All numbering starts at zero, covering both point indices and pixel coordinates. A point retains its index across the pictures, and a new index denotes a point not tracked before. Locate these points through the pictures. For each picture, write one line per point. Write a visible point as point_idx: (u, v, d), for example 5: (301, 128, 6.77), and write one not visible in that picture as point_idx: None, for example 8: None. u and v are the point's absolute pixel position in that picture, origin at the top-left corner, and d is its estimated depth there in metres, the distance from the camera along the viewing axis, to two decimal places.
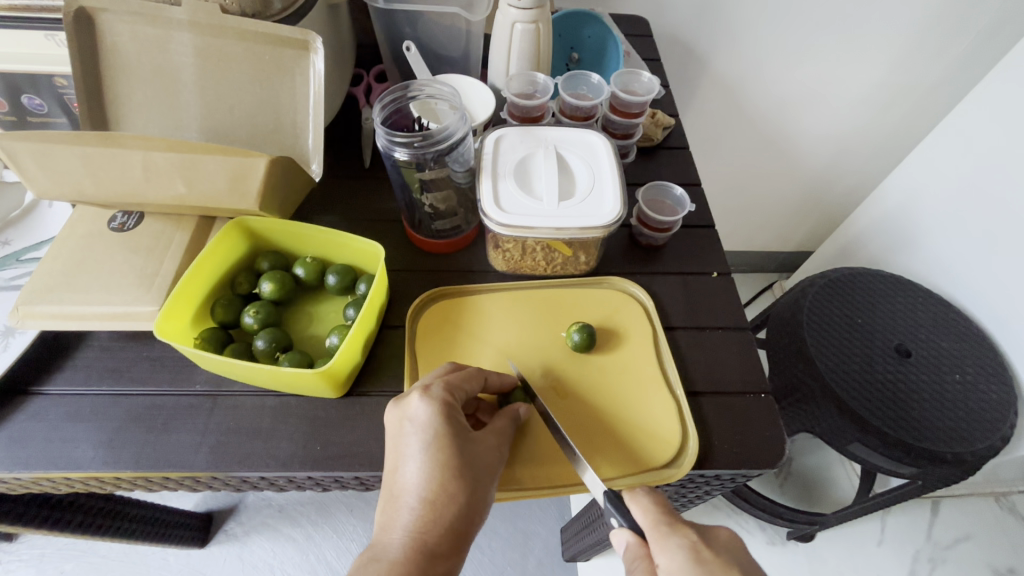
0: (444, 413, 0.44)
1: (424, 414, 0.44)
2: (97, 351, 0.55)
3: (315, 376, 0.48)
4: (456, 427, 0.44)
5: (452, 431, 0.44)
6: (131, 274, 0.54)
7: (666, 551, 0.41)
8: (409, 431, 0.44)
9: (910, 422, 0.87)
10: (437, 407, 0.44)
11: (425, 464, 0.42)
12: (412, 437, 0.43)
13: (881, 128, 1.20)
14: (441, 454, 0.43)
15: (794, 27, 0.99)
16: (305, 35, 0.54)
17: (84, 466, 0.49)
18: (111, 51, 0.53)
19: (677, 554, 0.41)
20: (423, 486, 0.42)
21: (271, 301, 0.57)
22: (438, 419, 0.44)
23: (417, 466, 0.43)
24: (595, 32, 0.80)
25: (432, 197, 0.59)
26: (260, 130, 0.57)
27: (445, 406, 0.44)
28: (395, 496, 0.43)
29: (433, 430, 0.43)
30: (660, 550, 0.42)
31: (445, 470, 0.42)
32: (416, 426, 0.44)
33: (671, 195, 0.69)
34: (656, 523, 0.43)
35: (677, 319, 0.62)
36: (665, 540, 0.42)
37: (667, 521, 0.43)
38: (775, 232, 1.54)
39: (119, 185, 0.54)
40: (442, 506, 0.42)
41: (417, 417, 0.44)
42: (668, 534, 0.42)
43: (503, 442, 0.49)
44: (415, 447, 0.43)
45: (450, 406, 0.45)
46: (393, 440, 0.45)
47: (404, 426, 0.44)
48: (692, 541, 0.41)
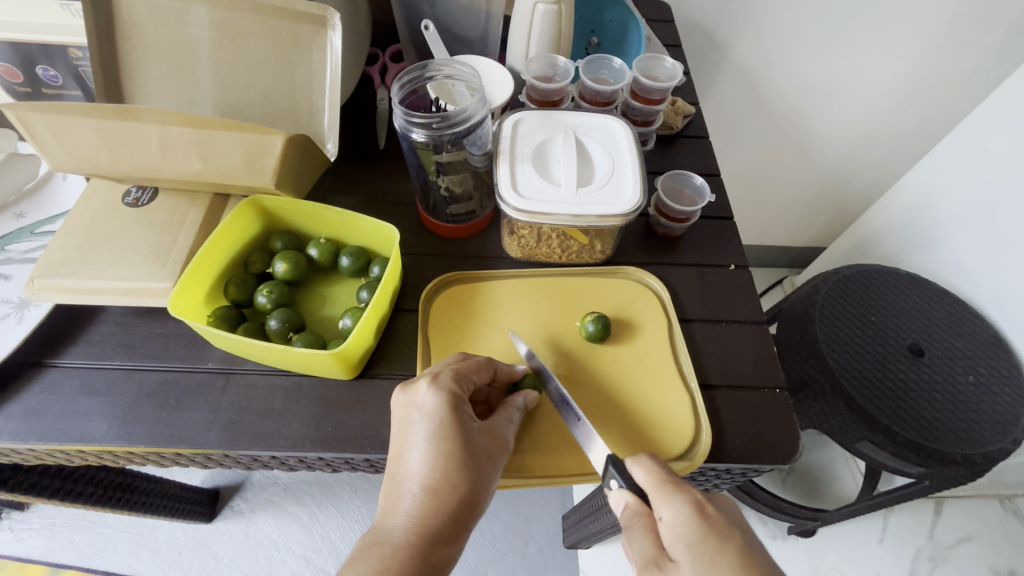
0: (452, 404, 0.43)
1: (430, 403, 0.43)
2: (111, 326, 0.55)
3: (328, 357, 0.48)
4: (462, 418, 0.44)
5: (458, 422, 0.43)
6: (145, 250, 0.54)
7: (669, 506, 0.41)
8: (415, 419, 0.43)
9: (923, 422, 0.86)
10: (444, 397, 0.43)
11: (430, 452, 0.42)
12: (418, 426, 0.43)
13: (903, 124, 1.17)
14: (446, 445, 0.42)
15: (820, 15, 0.96)
16: (323, 10, 0.53)
17: (97, 440, 0.49)
18: (127, 23, 0.53)
19: (681, 509, 0.40)
20: (426, 475, 0.42)
21: (284, 282, 0.56)
22: (445, 409, 0.43)
23: (421, 455, 0.42)
24: (616, 16, 0.78)
25: (448, 179, 0.59)
26: (275, 108, 0.56)
27: (452, 397, 0.44)
28: (398, 482, 0.43)
29: (440, 421, 0.43)
30: (663, 505, 0.41)
31: (450, 461, 0.42)
32: (422, 415, 0.43)
33: (690, 184, 0.68)
34: (661, 482, 0.43)
35: (693, 311, 0.61)
36: (668, 495, 0.42)
37: (669, 480, 0.43)
38: (789, 226, 1.52)
39: (136, 160, 0.53)
40: (444, 496, 0.41)
41: (424, 405, 0.43)
42: (672, 490, 0.42)
43: (508, 432, 0.48)
44: (420, 436, 0.43)
45: (458, 397, 0.44)
46: (399, 427, 0.44)
47: (411, 414, 0.44)
48: (697, 498, 0.41)
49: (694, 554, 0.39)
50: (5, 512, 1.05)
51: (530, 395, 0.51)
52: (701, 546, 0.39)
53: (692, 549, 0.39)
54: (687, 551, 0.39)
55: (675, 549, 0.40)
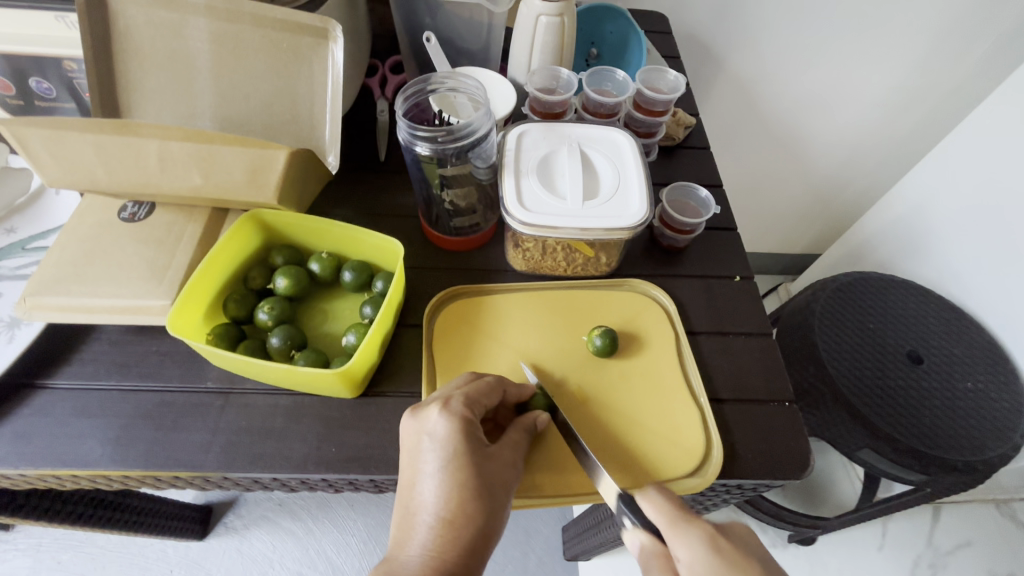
0: (464, 430, 0.43)
1: (443, 429, 0.42)
2: (106, 345, 0.54)
3: (333, 376, 0.47)
4: (475, 445, 0.43)
5: (470, 448, 0.43)
6: (141, 267, 0.52)
7: (685, 545, 0.41)
8: (427, 447, 0.42)
9: (926, 430, 0.86)
10: (456, 423, 0.43)
11: (443, 482, 0.41)
12: (430, 454, 0.42)
13: (896, 133, 1.19)
14: (459, 474, 0.41)
15: (814, 25, 0.97)
16: (326, 23, 0.53)
17: (91, 463, 0.47)
18: (124, 34, 0.53)
19: (696, 546, 0.40)
20: (440, 506, 0.41)
21: (285, 297, 0.55)
22: (457, 436, 0.42)
23: (433, 485, 0.41)
24: (616, 28, 0.79)
25: (453, 193, 0.58)
26: (276, 120, 0.56)
27: (464, 423, 0.43)
28: (410, 513, 0.42)
29: (453, 448, 0.42)
30: (680, 545, 0.41)
31: (463, 490, 0.41)
32: (434, 442, 0.42)
33: (695, 197, 0.68)
34: (674, 520, 0.42)
35: (699, 324, 0.60)
36: (680, 532, 0.41)
37: (681, 516, 0.42)
38: (784, 233, 1.53)
39: (134, 175, 0.52)
40: (460, 527, 0.40)
41: (436, 432, 0.42)
42: (687, 529, 0.41)
43: (520, 455, 0.47)
44: (432, 464, 0.42)
45: (470, 423, 0.44)
46: (409, 455, 0.43)
47: (421, 441, 0.43)
48: (709, 532, 0.41)
49: None
50: None
51: (540, 415, 0.50)
52: None
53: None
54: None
55: None
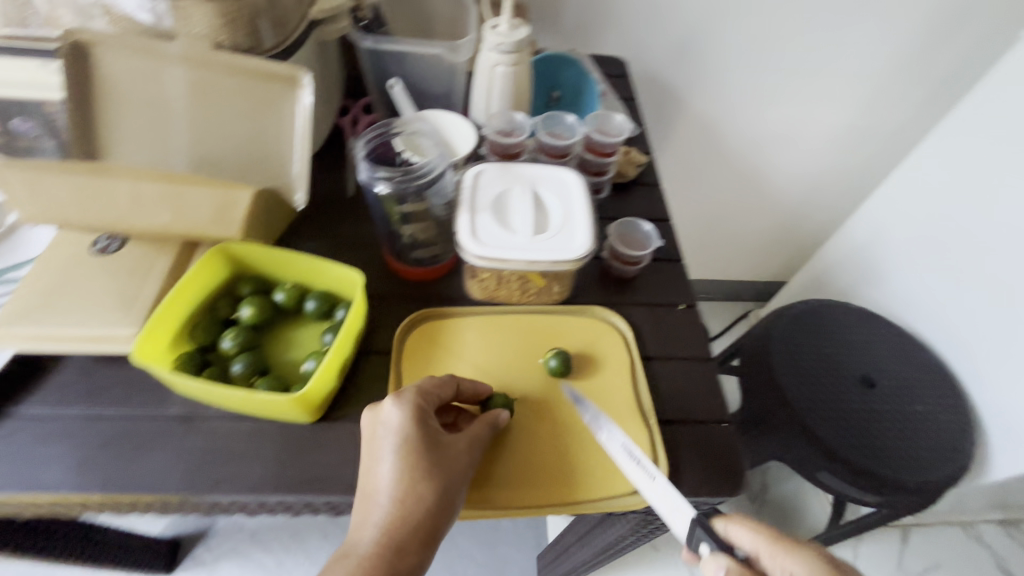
0: (416, 420, 0.47)
1: (396, 420, 0.47)
2: (73, 373, 0.56)
3: (290, 401, 0.50)
4: (426, 433, 0.47)
5: (422, 436, 0.47)
6: (110, 297, 0.55)
7: (796, 563, 0.44)
8: (382, 436, 0.47)
9: (877, 452, 0.90)
10: (409, 413, 0.47)
11: (396, 466, 0.46)
12: (385, 441, 0.47)
13: (850, 168, 1.28)
14: (411, 459, 0.46)
15: (765, 69, 1.06)
16: (295, 71, 0.59)
17: (53, 488, 0.49)
18: (105, 82, 0.56)
19: (806, 564, 0.44)
20: (393, 488, 0.45)
21: (250, 326, 0.58)
22: (410, 425, 0.47)
23: (388, 469, 0.46)
24: (573, 75, 0.85)
25: (413, 227, 0.62)
26: (247, 158, 0.60)
27: (416, 413, 0.47)
28: (368, 495, 0.46)
29: (405, 437, 0.46)
30: (790, 564, 0.44)
31: (415, 473, 0.46)
32: (388, 432, 0.47)
33: (640, 230, 0.72)
34: (778, 542, 0.45)
35: (653, 348, 0.64)
36: (792, 554, 0.45)
37: (783, 539, 0.46)
38: (751, 262, 1.59)
39: (108, 213, 0.58)
40: (410, 507, 0.45)
41: (390, 422, 0.47)
42: (795, 549, 0.45)
43: (477, 446, 0.50)
44: (386, 451, 0.46)
45: (422, 413, 0.48)
46: (368, 443, 0.48)
47: (378, 431, 0.47)
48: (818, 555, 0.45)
49: None
50: None
51: (501, 414, 0.53)
52: None
53: None
54: None
55: None
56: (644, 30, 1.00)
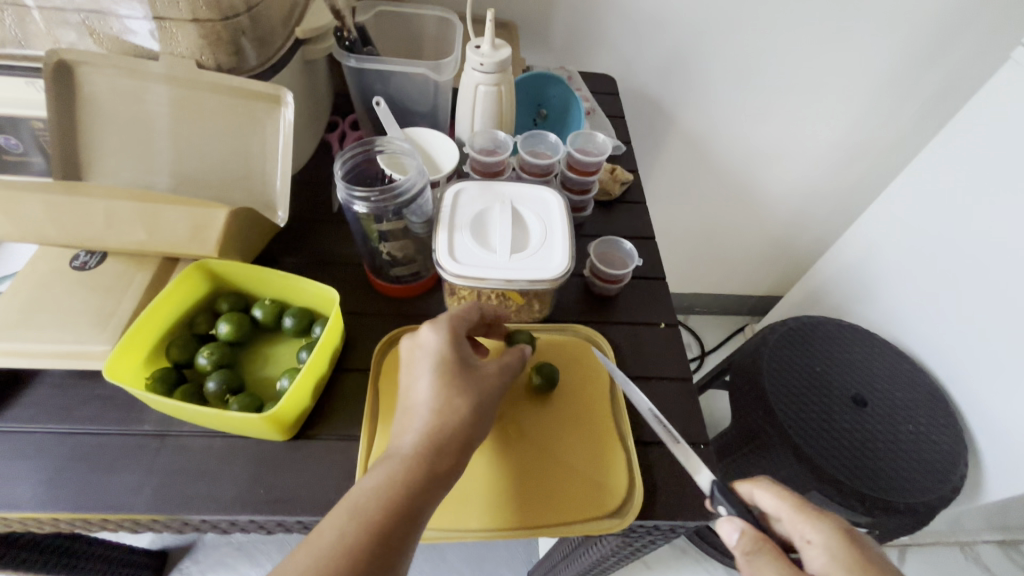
0: (451, 339, 0.50)
1: (434, 339, 0.50)
2: (48, 389, 0.56)
3: (260, 420, 0.50)
4: (462, 353, 0.50)
5: (457, 355, 0.50)
6: (87, 312, 0.55)
7: (819, 529, 0.45)
8: (421, 356, 0.50)
9: (867, 472, 0.90)
10: (445, 333, 0.50)
11: (433, 381, 0.48)
12: (423, 359, 0.49)
13: (843, 184, 1.28)
14: (448, 374, 0.48)
15: (755, 86, 1.06)
16: (277, 90, 0.60)
17: (22, 506, 0.49)
18: (90, 100, 0.58)
19: (830, 532, 0.44)
20: (432, 399, 0.47)
21: (226, 342, 0.58)
22: (446, 344, 0.49)
23: (426, 384, 0.48)
24: (559, 92, 0.86)
25: (391, 245, 0.62)
26: (230, 175, 0.62)
27: (451, 333, 0.50)
28: (408, 410, 0.48)
29: (442, 354, 0.49)
30: (813, 528, 0.45)
31: (451, 387, 0.48)
32: (427, 350, 0.49)
33: (621, 249, 0.72)
34: (801, 506, 0.46)
35: (633, 368, 0.64)
36: (814, 518, 0.45)
37: (808, 505, 0.46)
38: (746, 276, 1.59)
39: (82, 231, 0.56)
40: (447, 418, 0.47)
41: (428, 342, 0.50)
42: (821, 515, 0.46)
43: (510, 370, 0.52)
44: (425, 368, 0.49)
45: (457, 334, 0.51)
46: (407, 365, 0.50)
47: (417, 352, 0.50)
48: (843, 525, 0.45)
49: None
50: None
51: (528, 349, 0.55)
52: (854, 567, 0.42)
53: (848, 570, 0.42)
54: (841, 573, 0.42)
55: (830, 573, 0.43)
56: (634, 48, 1.01)
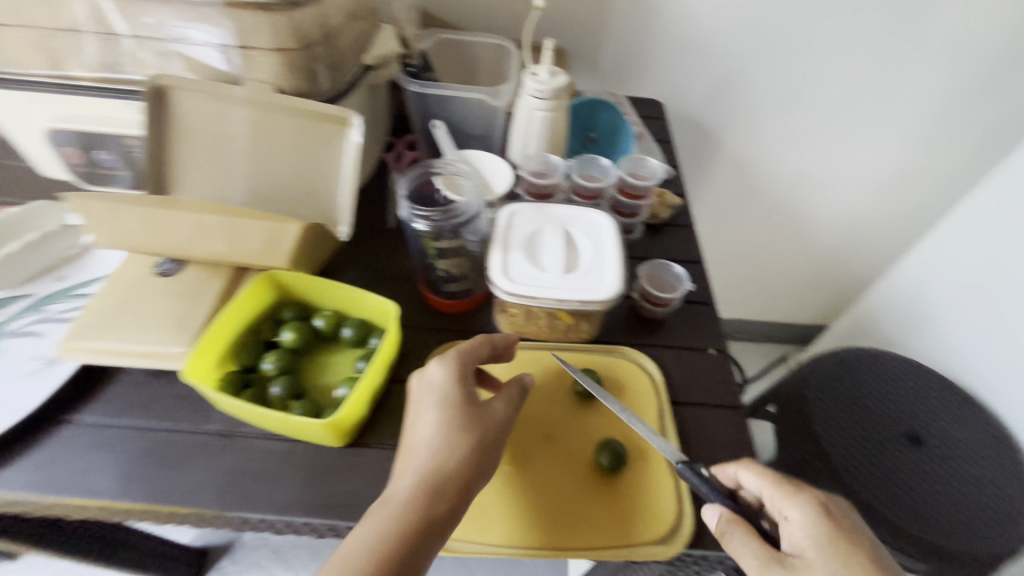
0: (457, 378, 0.51)
1: (440, 378, 0.51)
2: (127, 386, 0.60)
3: (321, 426, 0.52)
4: (466, 392, 0.51)
5: (462, 395, 0.51)
6: (167, 316, 0.59)
7: (797, 508, 0.47)
8: (427, 394, 0.51)
9: (921, 513, 0.85)
10: (451, 372, 0.51)
11: (437, 421, 0.49)
12: (429, 398, 0.51)
13: (895, 211, 1.24)
14: (451, 415, 0.50)
15: (804, 110, 1.06)
16: (345, 113, 0.64)
17: (101, 494, 0.52)
18: (180, 123, 0.63)
19: (808, 509, 0.47)
20: (434, 439, 0.49)
21: (289, 350, 0.61)
22: (452, 383, 0.51)
23: (430, 423, 0.50)
24: (609, 116, 0.88)
25: (447, 263, 0.65)
26: (298, 192, 0.66)
27: (457, 372, 0.52)
28: (410, 448, 0.50)
29: (447, 394, 0.50)
30: (792, 506, 0.47)
31: (453, 428, 0.49)
32: (433, 388, 0.51)
33: (671, 271, 0.72)
34: (780, 484, 0.49)
35: (681, 394, 0.64)
36: (794, 497, 0.48)
37: (786, 482, 0.49)
38: (790, 303, 1.55)
39: (172, 241, 0.60)
40: (447, 459, 0.48)
41: (434, 380, 0.51)
42: (798, 492, 0.48)
43: (513, 408, 0.53)
44: (430, 408, 0.50)
45: (462, 373, 0.52)
46: (414, 402, 0.52)
47: (424, 389, 0.52)
48: (820, 501, 0.47)
49: (827, 550, 0.45)
50: None
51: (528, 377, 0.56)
52: (831, 545, 0.45)
53: (825, 546, 0.45)
54: (819, 550, 0.45)
55: (807, 549, 0.45)
56: (681, 74, 1.02)
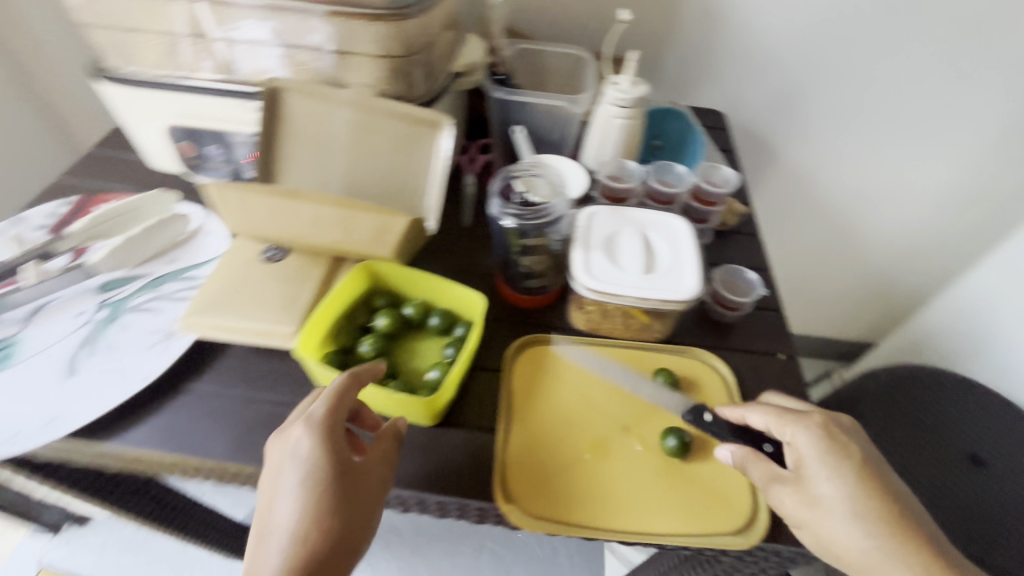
0: (323, 444, 0.48)
1: (304, 447, 0.48)
2: (234, 361, 0.65)
3: (421, 405, 0.56)
4: (334, 460, 0.48)
5: (330, 467, 0.48)
6: (275, 299, 0.65)
7: (800, 433, 0.52)
8: (289, 465, 0.48)
9: (986, 536, 0.83)
10: (316, 441, 0.48)
11: (299, 500, 0.46)
12: (291, 472, 0.47)
13: (954, 230, 1.21)
14: (315, 492, 0.47)
15: (866, 125, 1.06)
16: (439, 117, 0.69)
17: (216, 457, 0.57)
18: (289, 121, 0.69)
19: (810, 433, 0.52)
20: (295, 521, 0.46)
21: (383, 334, 0.65)
22: (317, 452, 0.48)
23: (291, 503, 0.46)
24: (679, 126, 0.90)
25: (530, 260, 0.68)
26: (390, 188, 0.70)
27: (323, 438, 0.48)
28: (269, 531, 0.47)
29: (311, 464, 0.47)
30: (796, 433, 0.52)
31: (319, 506, 0.46)
32: (297, 458, 0.48)
33: (744, 278, 0.75)
34: (782, 414, 0.54)
35: (754, 396, 0.65)
36: (796, 423, 0.53)
37: (790, 412, 0.54)
38: (840, 319, 1.53)
39: (291, 228, 0.66)
40: (313, 542, 0.45)
41: (297, 450, 0.48)
42: (800, 419, 0.53)
43: (385, 467, 0.51)
44: (290, 484, 0.47)
45: (332, 438, 0.49)
46: (274, 473, 0.48)
47: (286, 459, 0.48)
48: (820, 423, 0.52)
49: (825, 463, 0.50)
50: (65, 527, 1.19)
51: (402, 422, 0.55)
52: (828, 458, 0.50)
53: (825, 463, 0.50)
54: (819, 464, 0.50)
55: (807, 466, 0.51)
56: (744, 85, 1.04)
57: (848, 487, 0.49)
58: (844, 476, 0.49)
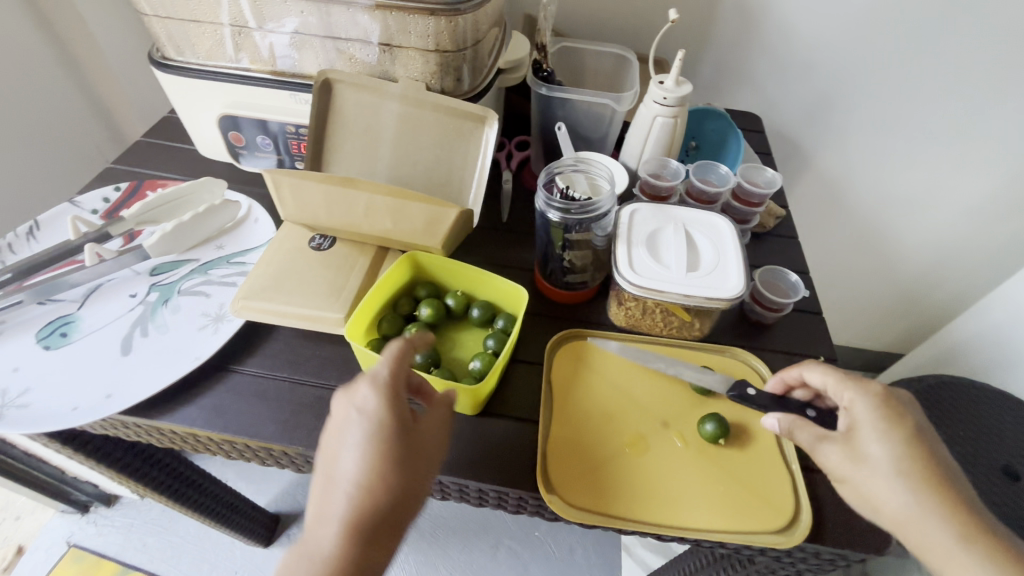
0: (390, 403, 0.47)
1: (371, 405, 0.47)
2: (281, 344, 0.67)
3: (468, 392, 0.56)
4: (399, 419, 0.48)
5: (396, 425, 0.47)
6: (322, 285, 0.66)
7: (853, 396, 0.50)
8: (354, 420, 0.47)
9: None
10: (382, 400, 0.47)
11: (364, 454, 0.46)
12: (357, 427, 0.47)
13: (990, 241, 1.19)
14: (380, 449, 0.46)
15: (905, 132, 1.05)
16: (486, 112, 0.69)
17: (265, 436, 0.59)
18: (340, 113, 0.71)
19: (864, 396, 0.49)
20: (359, 475, 0.45)
21: (426, 324, 0.66)
22: (384, 410, 0.47)
23: (355, 457, 0.46)
24: (718, 126, 0.90)
25: (572, 254, 0.69)
26: (435, 182, 0.72)
27: (389, 397, 0.48)
28: (332, 482, 0.46)
29: (378, 422, 0.47)
30: (848, 397, 0.51)
31: (383, 463, 0.46)
32: (364, 415, 0.47)
33: (785, 280, 0.75)
34: (838, 377, 0.52)
35: None
36: (849, 386, 0.51)
37: (847, 377, 0.52)
38: (867, 328, 1.51)
39: (345, 217, 0.67)
40: (376, 496, 0.46)
41: (364, 407, 0.47)
42: (857, 383, 0.51)
43: (441, 431, 0.51)
44: (355, 439, 0.46)
45: (397, 398, 0.48)
46: (338, 428, 0.48)
47: (351, 414, 0.47)
48: (877, 390, 0.49)
49: (873, 426, 0.48)
50: (93, 506, 1.22)
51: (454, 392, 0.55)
52: (877, 422, 0.48)
53: (875, 428, 0.48)
54: (866, 428, 0.48)
55: (856, 428, 0.49)
56: (781, 87, 1.03)
57: (897, 451, 0.46)
58: (896, 442, 0.47)
